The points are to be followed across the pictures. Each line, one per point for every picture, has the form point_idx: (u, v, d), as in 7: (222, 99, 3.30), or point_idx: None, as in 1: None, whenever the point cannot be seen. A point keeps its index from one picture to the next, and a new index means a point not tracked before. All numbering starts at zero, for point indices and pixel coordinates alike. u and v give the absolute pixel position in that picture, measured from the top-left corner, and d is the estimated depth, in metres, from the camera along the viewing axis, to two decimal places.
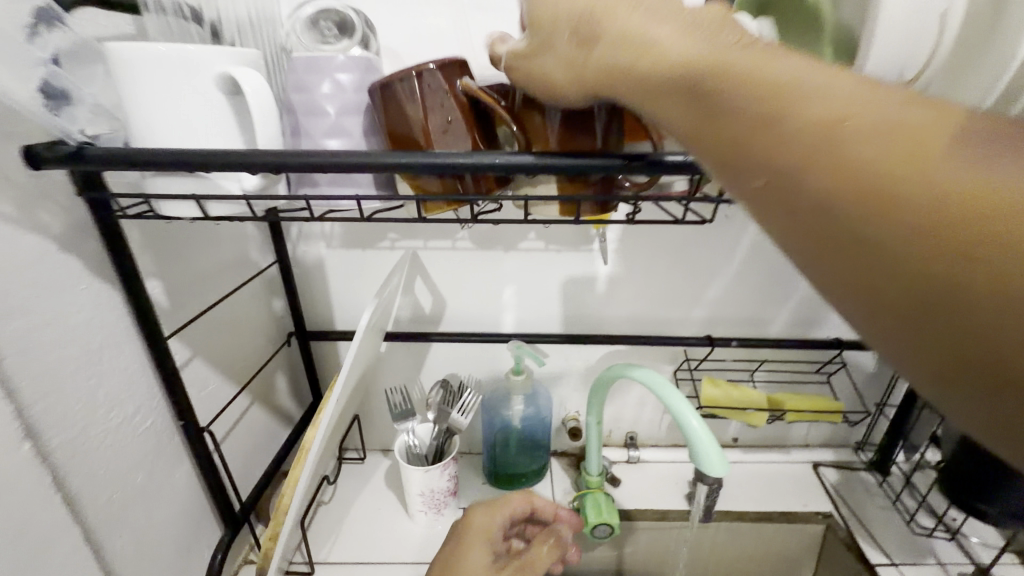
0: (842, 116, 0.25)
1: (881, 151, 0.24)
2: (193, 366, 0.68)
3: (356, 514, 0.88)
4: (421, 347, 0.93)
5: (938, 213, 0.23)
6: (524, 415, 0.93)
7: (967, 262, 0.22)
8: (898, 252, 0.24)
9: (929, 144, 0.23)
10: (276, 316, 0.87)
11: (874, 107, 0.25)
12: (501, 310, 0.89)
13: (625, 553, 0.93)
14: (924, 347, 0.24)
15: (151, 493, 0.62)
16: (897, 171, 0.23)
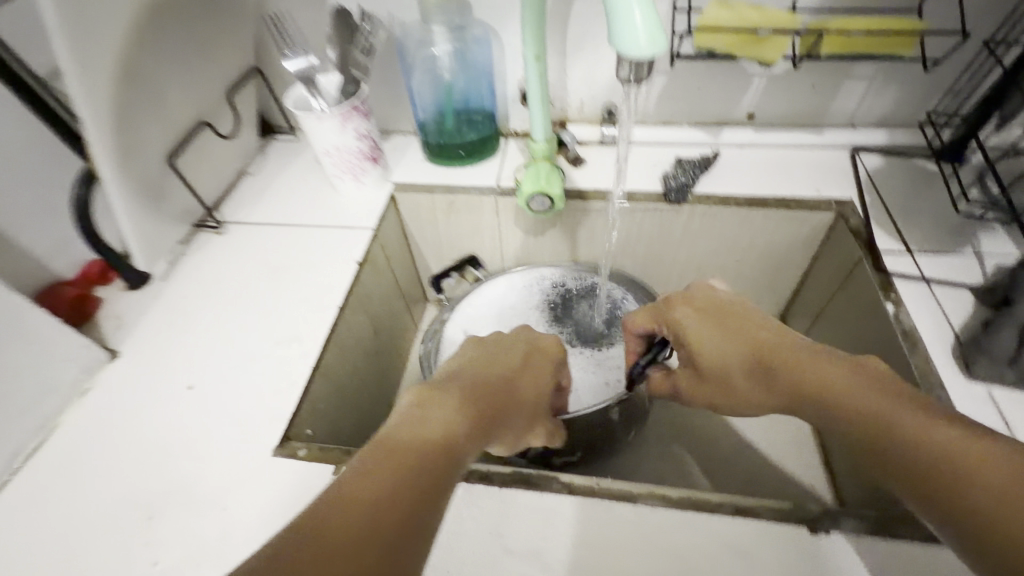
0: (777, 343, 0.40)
1: (811, 357, 0.38)
2: (155, 248, 0.59)
3: (240, 293, 0.62)
4: (386, 85, 0.70)
5: (819, 374, 0.37)
6: (454, 59, 0.64)
7: (841, 392, 0.36)
8: (798, 368, 0.38)
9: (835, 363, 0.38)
10: (228, 142, 0.67)
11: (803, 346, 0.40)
12: (479, 60, 0.65)
13: (576, 244, 0.73)
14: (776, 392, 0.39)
15: (67, 359, 0.51)
16: (806, 369, 0.38)
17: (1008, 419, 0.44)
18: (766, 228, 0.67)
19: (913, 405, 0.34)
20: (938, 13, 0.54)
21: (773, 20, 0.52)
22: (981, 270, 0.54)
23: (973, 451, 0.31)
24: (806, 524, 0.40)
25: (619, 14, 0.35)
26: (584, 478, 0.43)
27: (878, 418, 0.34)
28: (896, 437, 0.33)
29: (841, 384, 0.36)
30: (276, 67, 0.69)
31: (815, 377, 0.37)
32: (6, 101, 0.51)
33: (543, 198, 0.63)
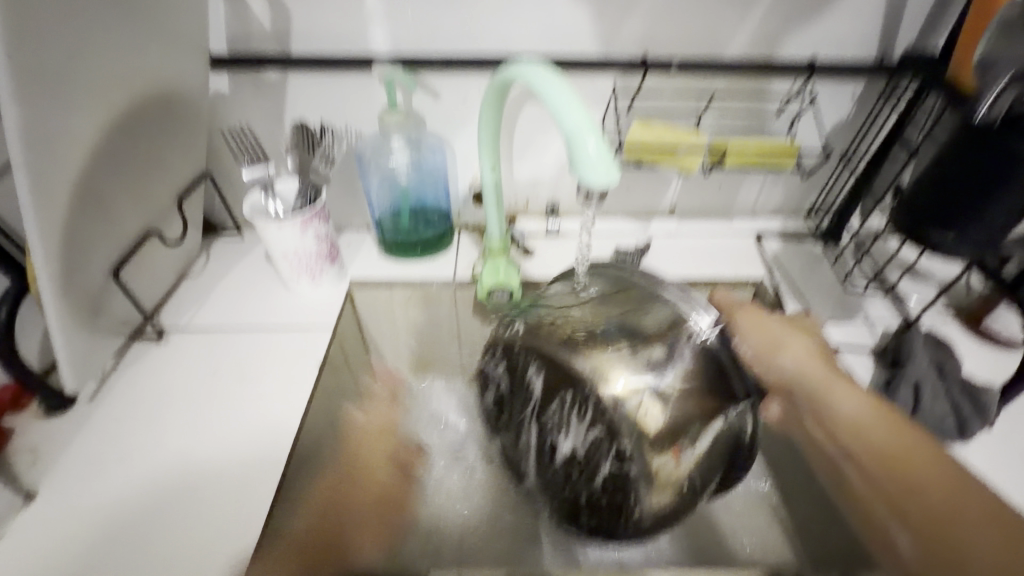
0: (821, 397, 0.48)
1: (850, 411, 0.46)
2: (86, 369, 0.53)
3: (181, 406, 0.57)
4: (341, 186, 0.72)
5: (894, 440, 0.44)
6: (411, 165, 0.68)
7: (885, 441, 0.44)
8: (855, 424, 0.45)
9: (889, 429, 0.44)
10: (172, 248, 0.65)
11: (858, 400, 0.46)
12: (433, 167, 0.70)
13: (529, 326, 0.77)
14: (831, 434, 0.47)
15: None
16: (865, 432, 0.45)
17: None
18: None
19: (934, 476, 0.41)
20: (805, 132, 0.68)
21: (687, 140, 0.62)
22: (873, 335, 0.64)
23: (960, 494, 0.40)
24: None
25: (578, 148, 0.41)
26: None
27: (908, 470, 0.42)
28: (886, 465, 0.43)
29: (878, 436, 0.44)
30: (227, 171, 0.70)
31: (900, 455, 0.43)
32: None
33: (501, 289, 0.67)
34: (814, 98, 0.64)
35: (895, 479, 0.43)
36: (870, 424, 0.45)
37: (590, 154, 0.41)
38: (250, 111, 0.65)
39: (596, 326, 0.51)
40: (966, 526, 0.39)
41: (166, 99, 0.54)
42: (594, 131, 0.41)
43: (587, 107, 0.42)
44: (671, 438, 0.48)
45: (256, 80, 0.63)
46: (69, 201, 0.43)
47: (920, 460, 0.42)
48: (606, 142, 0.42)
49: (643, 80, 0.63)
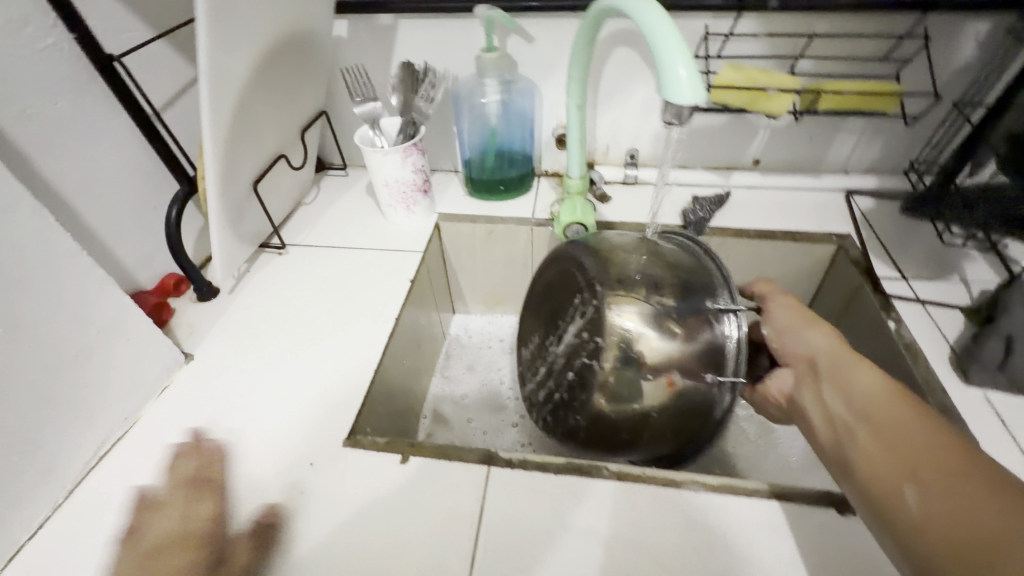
0: (834, 372, 0.47)
1: (860, 387, 0.45)
2: (230, 263, 0.65)
3: (298, 304, 0.67)
4: (437, 127, 0.79)
5: (900, 414, 0.42)
6: (500, 106, 0.73)
7: (899, 415, 0.42)
8: (866, 399, 0.44)
9: (899, 405, 0.42)
10: (295, 174, 0.75)
11: (877, 379, 0.45)
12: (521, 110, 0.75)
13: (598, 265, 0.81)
14: (839, 405, 0.46)
15: (150, 359, 0.56)
16: (872, 406, 0.43)
17: (1004, 418, 0.49)
18: (773, 258, 0.74)
19: (944, 446, 0.38)
20: (913, 77, 0.64)
21: (777, 81, 0.62)
22: (968, 294, 0.61)
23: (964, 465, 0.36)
24: (834, 506, 0.45)
25: (668, 70, 0.43)
26: (632, 466, 0.48)
27: (910, 442, 0.40)
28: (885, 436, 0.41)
29: (890, 412, 0.42)
30: (341, 110, 0.79)
31: (907, 429, 0.41)
32: (123, 131, 0.58)
33: (575, 227, 0.71)
34: (929, 40, 0.61)
35: (896, 448, 0.40)
36: (879, 399, 0.44)
37: (678, 77, 0.43)
38: (364, 54, 0.73)
39: (626, 269, 0.55)
40: (966, 491, 0.35)
41: (301, 38, 0.63)
42: (686, 55, 0.43)
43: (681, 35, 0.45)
44: (652, 374, 0.51)
45: (371, 24, 0.70)
46: (230, 114, 0.53)
47: (925, 432, 0.40)
48: (696, 67, 0.44)
49: (737, 20, 0.62)
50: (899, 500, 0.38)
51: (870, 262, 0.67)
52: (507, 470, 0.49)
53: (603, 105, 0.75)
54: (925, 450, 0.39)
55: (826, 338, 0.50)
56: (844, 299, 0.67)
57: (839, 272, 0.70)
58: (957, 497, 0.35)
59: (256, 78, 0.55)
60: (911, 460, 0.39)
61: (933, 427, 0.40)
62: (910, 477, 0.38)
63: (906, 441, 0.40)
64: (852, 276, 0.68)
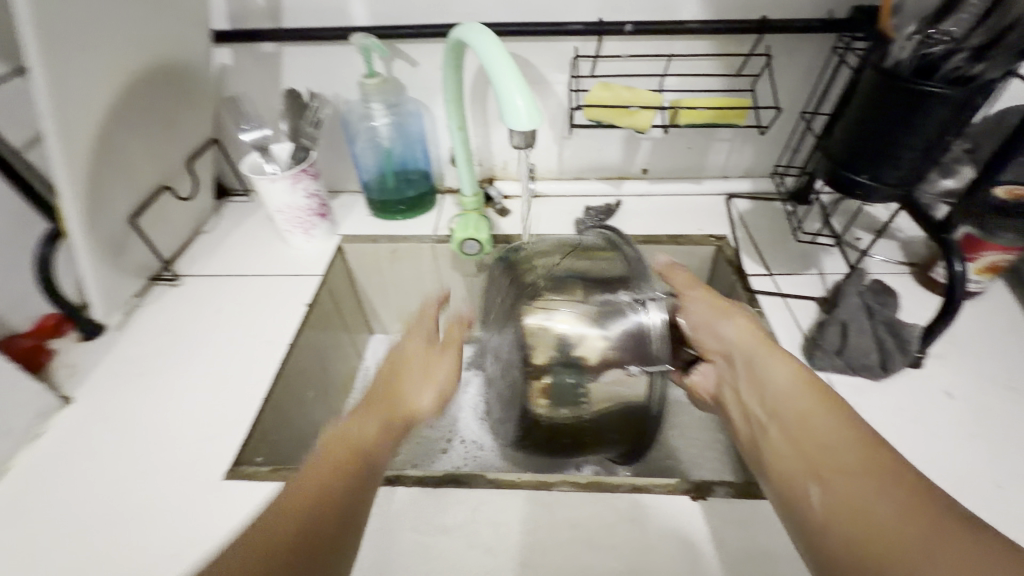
0: (751, 364, 0.50)
1: (775, 382, 0.48)
2: (112, 300, 0.63)
3: (190, 336, 0.66)
4: (334, 150, 0.80)
5: (806, 407, 0.44)
6: (393, 129, 0.75)
7: (809, 409, 0.44)
8: (778, 396, 0.47)
9: (804, 397, 0.45)
10: (187, 204, 0.74)
11: (788, 371, 0.48)
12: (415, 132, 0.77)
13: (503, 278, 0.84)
14: (761, 398, 0.49)
15: (16, 408, 0.54)
16: (782, 402, 0.46)
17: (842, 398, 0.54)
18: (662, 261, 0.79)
19: (846, 436, 0.41)
20: (765, 89, 0.70)
21: (642, 99, 0.66)
22: (823, 285, 0.67)
23: (864, 454, 0.39)
24: (692, 493, 0.48)
25: (507, 101, 0.48)
26: (508, 473, 0.50)
27: (816, 435, 0.42)
28: (792, 428, 0.44)
29: (798, 406, 0.45)
30: (235, 137, 0.79)
31: (816, 419, 0.43)
32: None
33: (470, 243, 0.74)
34: (770, 57, 0.67)
35: (816, 441, 0.42)
36: (792, 392, 0.46)
37: (516, 106, 0.48)
38: (251, 82, 0.73)
39: (553, 274, 0.57)
40: (872, 481, 0.37)
41: (174, 70, 0.63)
42: (521, 86, 0.48)
43: (516, 67, 0.50)
44: (594, 373, 0.52)
45: (254, 52, 0.70)
46: (87, 151, 0.52)
47: (829, 424, 0.42)
48: (533, 97, 0.49)
49: (602, 42, 0.67)
50: (802, 495, 0.40)
51: (742, 260, 0.72)
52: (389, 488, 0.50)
53: (494, 124, 0.78)
54: (828, 442, 0.41)
55: (745, 328, 0.53)
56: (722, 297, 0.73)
57: (719, 271, 0.76)
58: (858, 483, 0.37)
59: (115, 113, 0.54)
60: (816, 453, 0.41)
61: (838, 420, 0.42)
62: (817, 466, 0.40)
63: (813, 434, 0.42)
64: (728, 274, 0.73)
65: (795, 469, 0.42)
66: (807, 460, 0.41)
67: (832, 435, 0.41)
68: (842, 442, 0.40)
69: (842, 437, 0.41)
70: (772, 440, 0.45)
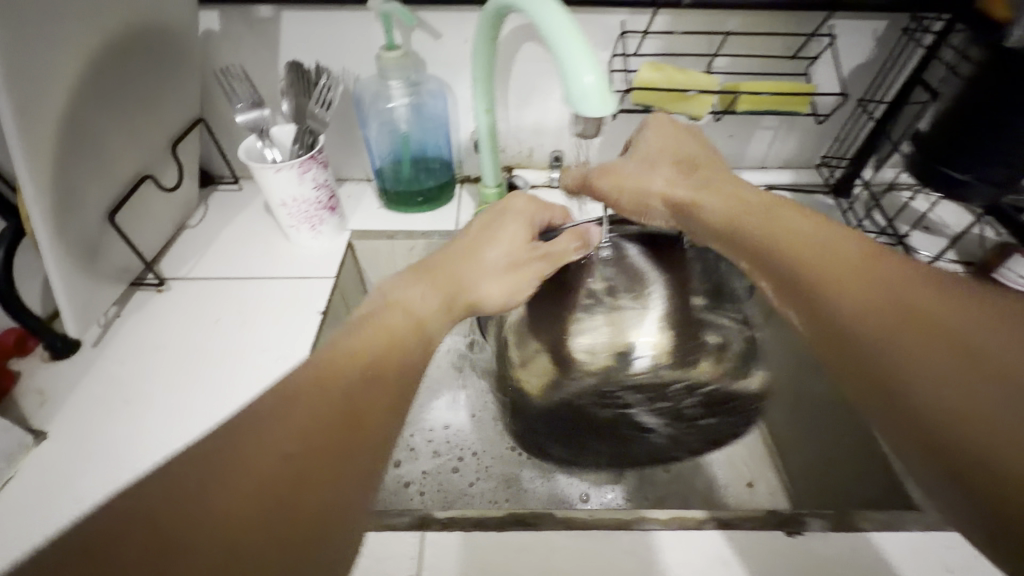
0: (760, 211, 0.44)
1: (802, 235, 0.40)
2: (88, 313, 0.53)
3: (183, 351, 0.57)
4: (339, 133, 0.71)
5: (841, 256, 0.36)
6: (412, 110, 0.66)
7: (844, 262, 0.36)
8: (794, 245, 0.39)
9: (830, 244, 0.38)
10: (170, 196, 0.64)
11: (809, 221, 0.41)
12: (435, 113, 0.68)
13: None
14: (764, 246, 0.42)
15: None
16: (801, 244, 0.39)
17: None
18: None
19: (910, 285, 0.33)
20: (821, 74, 0.65)
21: (697, 82, 0.60)
22: None
23: (915, 302, 0.32)
24: (783, 527, 0.43)
25: (573, 77, 0.39)
26: (578, 510, 0.44)
27: (860, 278, 0.34)
28: (826, 284, 0.36)
29: (822, 260, 0.37)
30: (223, 117, 0.68)
31: (854, 263, 0.36)
32: None
33: None
34: (833, 37, 0.61)
35: (864, 292, 0.34)
36: (819, 237, 0.39)
37: (585, 85, 0.39)
38: (243, 52, 0.63)
39: None
40: (919, 326, 0.31)
41: (156, 36, 0.52)
42: (589, 58, 0.39)
43: (578, 31, 0.40)
44: None
45: (247, 16, 0.60)
46: (55, 138, 0.42)
47: (885, 270, 0.34)
48: (604, 72, 0.40)
49: (654, 17, 0.60)
50: (849, 346, 0.33)
51: None
52: (443, 532, 0.43)
53: (522, 106, 0.70)
54: (874, 290, 0.33)
55: (728, 193, 0.47)
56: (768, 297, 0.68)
57: None
58: (924, 332, 0.30)
59: (88, 89, 0.44)
60: (869, 302, 0.33)
61: (887, 263, 0.35)
62: (853, 325, 0.33)
63: (857, 276, 0.35)
64: None
65: (834, 329, 0.34)
66: (855, 309, 0.33)
67: (889, 281, 0.33)
68: (901, 290, 0.33)
69: (901, 282, 0.33)
70: (806, 291, 0.37)
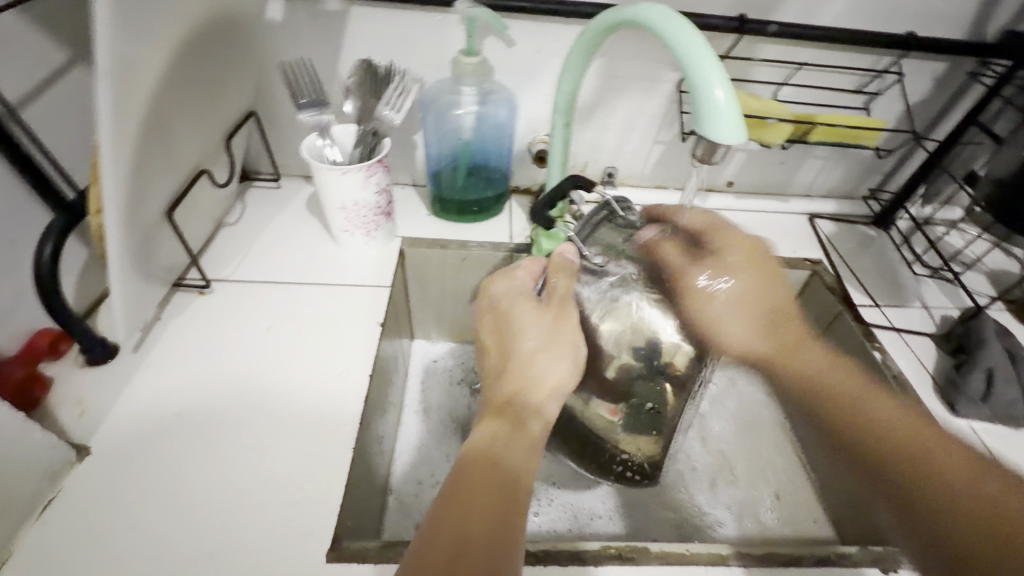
0: (780, 351, 0.49)
1: (811, 361, 0.48)
2: (138, 316, 0.49)
3: (230, 359, 0.53)
4: (396, 135, 0.68)
5: (870, 400, 0.44)
6: (477, 118, 0.64)
7: (840, 386, 0.46)
8: (844, 390, 0.46)
9: (830, 361, 0.48)
10: (217, 192, 0.60)
11: (841, 368, 0.47)
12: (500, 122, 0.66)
13: None
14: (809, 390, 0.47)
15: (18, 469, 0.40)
16: (820, 380, 0.47)
17: (991, 450, 0.52)
18: None
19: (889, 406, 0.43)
20: (883, 108, 0.66)
21: (773, 109, 0.60)
22: (931, 321, 0.65)
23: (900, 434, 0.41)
24: (878, 566, 0.43)
25: (705, 99, 0.37)
26: (674, 544, 0.43)
27: (851, 408, 0.44)
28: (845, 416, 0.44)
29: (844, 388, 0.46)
30: (274, 111, 0.64)
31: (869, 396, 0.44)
32: None
33: None
34: (900, 75, 0.63)
35: (879, 415, 0.43)
36: (830, 371, 0.47)
37: (717, 108, 0.37)
38: (307, 45, 0.60)
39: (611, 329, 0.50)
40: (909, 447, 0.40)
41: (230, 23, 0.49)
42: (722, 78, 0.38)
43: (710, 49, 0.38)
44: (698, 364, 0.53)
45: (316, 7, 0.57)
46: (136, 128, 0.38)
47: (875, 396, 0.44)
48: (734, 94, 0.38)
49: (732, 41, 0.60)
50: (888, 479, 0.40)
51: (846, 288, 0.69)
52: (537, 565, 0.41)
53: (585, 119, 0.69)
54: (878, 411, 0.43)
55: (754, 289, 0.49)
56: (821, 325, 0.69)
57: (809, 297, 0.72)
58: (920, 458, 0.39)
59: (169, 76, 0.40)
60: (878, 437, 0.42)
61: (851, 385, 0.46)
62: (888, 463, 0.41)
63: (853, 408, 0.44)
64: (823, 300, 0.70)
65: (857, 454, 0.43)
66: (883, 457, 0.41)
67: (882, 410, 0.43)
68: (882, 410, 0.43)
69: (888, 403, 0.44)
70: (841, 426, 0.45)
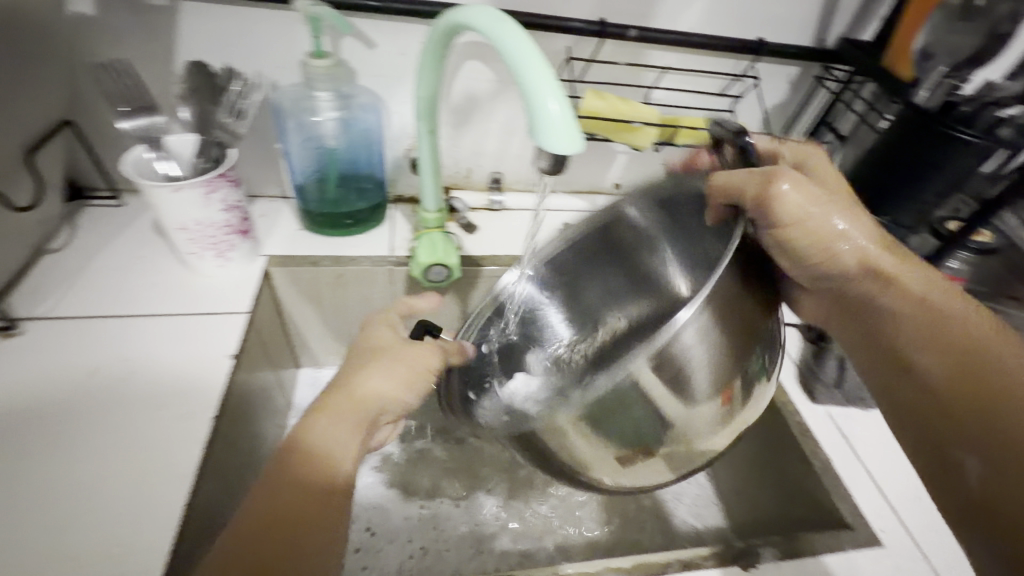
0: (962, 352, 0.39)
1: (913, 293, 0.42)
2: None
3: (35, 409, 0.45)
4: (253, 145, 0.62)
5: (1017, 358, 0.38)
6: (340, 127, 0.60)
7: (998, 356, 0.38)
8: (918, 333, 0.41)
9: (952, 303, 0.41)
10: (22, 213, 0.51)
11: (988, 332, 0.39)
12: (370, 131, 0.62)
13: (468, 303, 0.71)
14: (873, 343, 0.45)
15: None
16: (971, 346, 0.39)
17: (892, 504, 0.51)
18: None
19: (919, 340, 0.41)
20: (747, 110, 0.69)
21: (640, 112, 0.60)
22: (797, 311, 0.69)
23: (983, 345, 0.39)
24: (739, 561, 0.44)
25: (537, 109, 0.36)
26: (543, 567, 0.42)
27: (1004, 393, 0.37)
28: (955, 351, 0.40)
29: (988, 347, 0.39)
30: (99, 118, 0.56)
31: (949, 376, 0.39)
32: None
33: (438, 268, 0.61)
34: (757, 79, 0.66)
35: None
36: (929, 306, 0.42)
37: (550, 117, 0.36)
38: (130, 46, 0.52)
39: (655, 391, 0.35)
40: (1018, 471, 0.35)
41: None
42: (555, 88, 0.36)
43: (542, 56, 0.37)
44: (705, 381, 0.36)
45: (130, 0, 0.49)
46: None
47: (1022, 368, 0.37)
48: (569, 104, 0.37)
49: (597, 45, 0.59)
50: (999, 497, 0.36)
51: None
52: None
53: (461, 123, 0.66)
54: (938, 374, 0.40)
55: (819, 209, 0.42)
56: None
57: None
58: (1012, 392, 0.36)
59: None
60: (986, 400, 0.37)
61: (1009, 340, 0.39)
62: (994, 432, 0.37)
63: (962, 347, 0.39)
64: None
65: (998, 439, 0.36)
66: (993, 438, 0.37)
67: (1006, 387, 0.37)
68: (994, 356, 0.38)
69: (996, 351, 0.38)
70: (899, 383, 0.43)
